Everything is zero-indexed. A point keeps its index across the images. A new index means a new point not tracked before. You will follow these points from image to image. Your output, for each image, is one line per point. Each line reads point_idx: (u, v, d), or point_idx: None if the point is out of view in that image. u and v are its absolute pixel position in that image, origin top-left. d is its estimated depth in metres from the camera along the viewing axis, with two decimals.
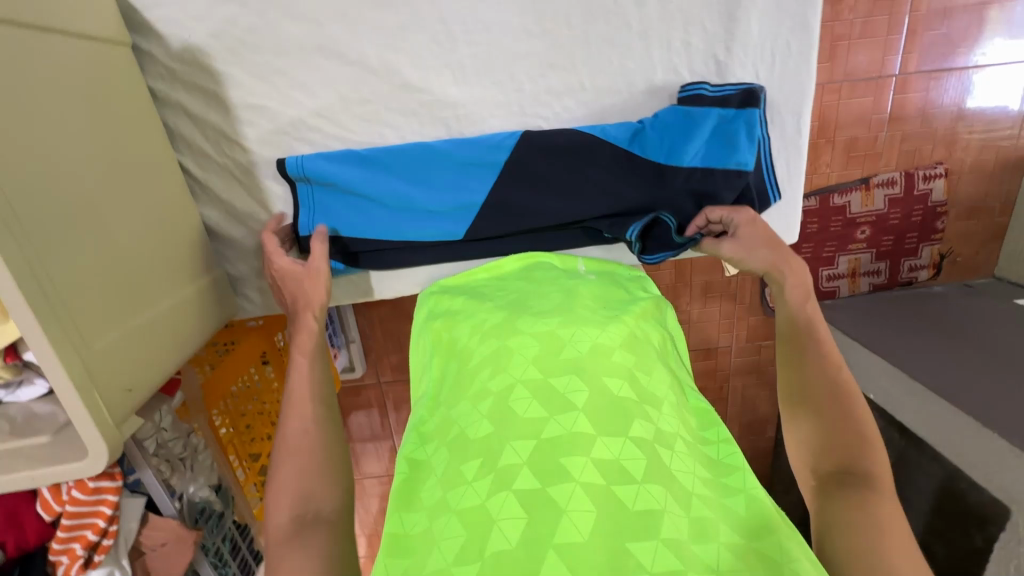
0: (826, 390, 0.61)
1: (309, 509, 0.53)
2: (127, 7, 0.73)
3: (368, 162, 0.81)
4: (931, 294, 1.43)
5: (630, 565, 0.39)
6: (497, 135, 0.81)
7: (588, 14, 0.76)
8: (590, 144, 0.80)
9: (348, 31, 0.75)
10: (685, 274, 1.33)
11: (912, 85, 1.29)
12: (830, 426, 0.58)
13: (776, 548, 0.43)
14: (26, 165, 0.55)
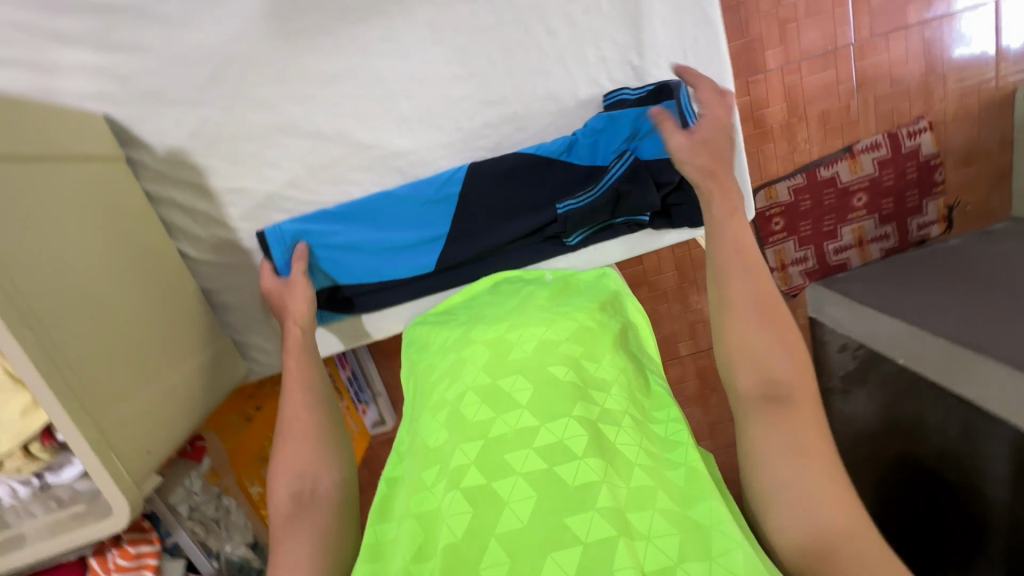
0: (755, 303, 0.61)
1: (307, 485, 0.61)
2: (118, 127, 0.86)
3: (339, 217, 0.90)
4: (949, 245, 1.48)
5: (567, 539, 0.43)
6: (447, 171, 0.90)
7: (508, 52, 0.85)
8: (532, 162, 0.89)
9: (303, 109, 0.86)
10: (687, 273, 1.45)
11: (869, 51, 1.42)
12: (760, 341, 0.59)
13: (706, 513, 0.47)
14: (41, 269, 0.65)
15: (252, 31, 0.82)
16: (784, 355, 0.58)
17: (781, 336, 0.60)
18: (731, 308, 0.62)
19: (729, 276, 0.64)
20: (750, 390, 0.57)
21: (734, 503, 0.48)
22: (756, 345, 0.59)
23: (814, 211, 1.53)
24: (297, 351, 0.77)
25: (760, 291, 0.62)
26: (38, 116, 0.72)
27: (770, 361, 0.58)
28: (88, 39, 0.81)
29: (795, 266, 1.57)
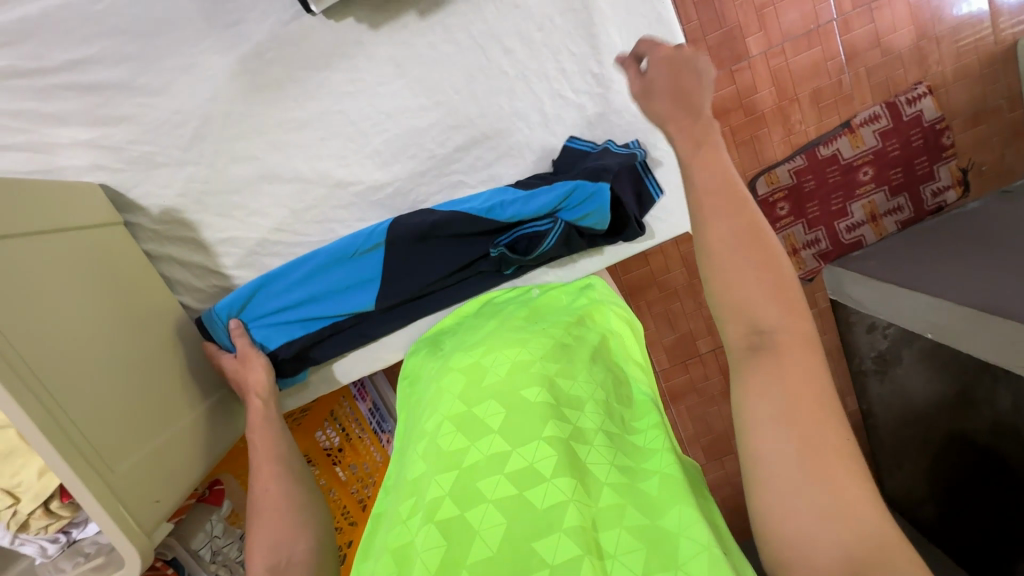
0: (741, 242, 0.51)
1: (282, 557, 0.61)
2: (115, 194, 0.91)
3: (274, 279, 0.91)
4: (967, 209, 1.41)
5: (533, 565, 0.44)
6: (373, 229, 0.90)
7: (469, 78, 0.87)
8: (455, 217, 0.88)
9: (282, 156, 0.90)
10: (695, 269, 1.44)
11: (854, 23, 1.39)
12: (745, 288, 0.50)
13: (675, 518, 0.46)
14: (51, 337, 0.69)
15: (226, 89, 0.86)
16: (774, 298, 0.49)
17: (771, 280, 0.50)
18: (710, 256, 0.52)
19: (707, 217, 0.53)
20: (737, 344, 0.50)
21: (697, 503, 0.47)
22: (743, 293, 0.50)
23: (819, 191, 1.50)
24: (259, 428, 0.79)
25: (747, 229, 0.52)
26: (40, 192, 0.76)
27: (756, 311, 0.49)
28: (81, 116, 0.87)
29: (808, 250, 1.54)
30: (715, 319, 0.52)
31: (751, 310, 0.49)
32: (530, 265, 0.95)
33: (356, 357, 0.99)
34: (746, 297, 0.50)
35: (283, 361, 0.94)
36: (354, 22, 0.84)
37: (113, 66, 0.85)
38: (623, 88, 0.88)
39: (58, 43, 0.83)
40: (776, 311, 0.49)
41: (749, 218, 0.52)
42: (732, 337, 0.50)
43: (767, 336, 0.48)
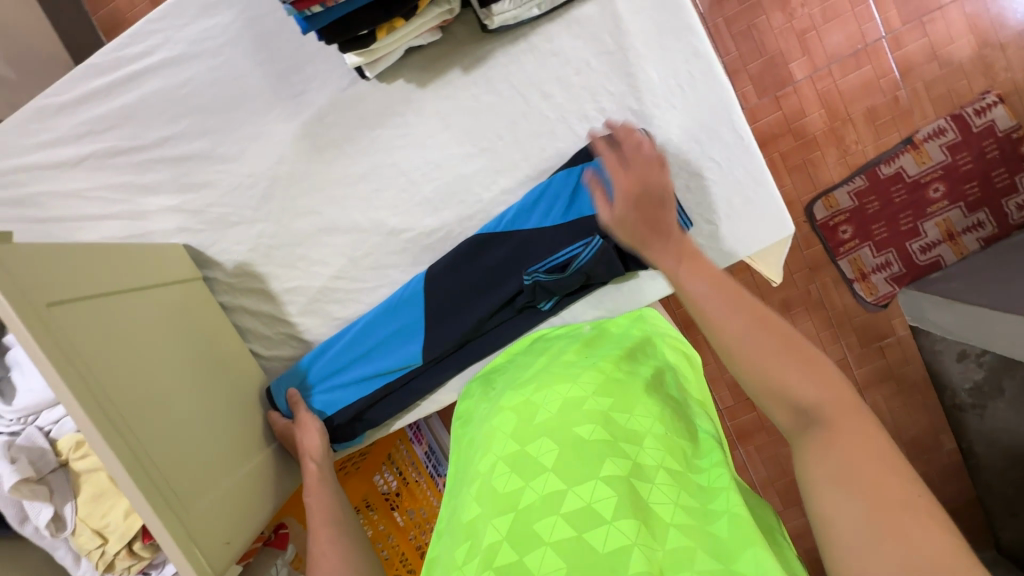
0: (753, 335, 0.51)
1: None
2: (196, 253, 1.00)
3: (330, 346, 0.98)
4: None
5: None
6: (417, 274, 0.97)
7: (512, 124, 0.91)
8: (489, 237, 0.93)
9: (341, 209, 0.96)
10: None
11: (906, 39, 1.35)
12: (770, 367, 0.50)
13: (750, 564, 0.43)
14: (138, 383, 0.75)
15: (291, 152, 0.94)
16: (809, 378, 0.48)
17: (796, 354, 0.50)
18: (728, 347, 0.53)
19: (710, 315, 0.54)
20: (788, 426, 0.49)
21: (771, 552, 0.44)
22: (771, 374, 0.49)
23: (884, 212, 1.42)
24: (321, 488, 0.81)
25: (754, 312, 0.53)
26: (130, 252, 0.85)
27: (790, 391, 0.48)
28: (169, 186, 0.98)
29: (878, 273, 1.44)
30: (756, 402, 0.52)
31: (785, 393, 0.49)
32: (567, 299, 0.94)
33: (400, 413, 1.01)
34: (778, 382, 0.49)
35: (342, 426, 0.99)
36: (404, 82, 0.90)
37: (196, 139, 0.95)
38: (665, 119, 0.88)
39: (152, 124, 0.95)
40: (811, 387, 0.48)
41: (752, 307, 0.53)
42: (781, 419, 0.50)
43: (814, 413, 0.47)
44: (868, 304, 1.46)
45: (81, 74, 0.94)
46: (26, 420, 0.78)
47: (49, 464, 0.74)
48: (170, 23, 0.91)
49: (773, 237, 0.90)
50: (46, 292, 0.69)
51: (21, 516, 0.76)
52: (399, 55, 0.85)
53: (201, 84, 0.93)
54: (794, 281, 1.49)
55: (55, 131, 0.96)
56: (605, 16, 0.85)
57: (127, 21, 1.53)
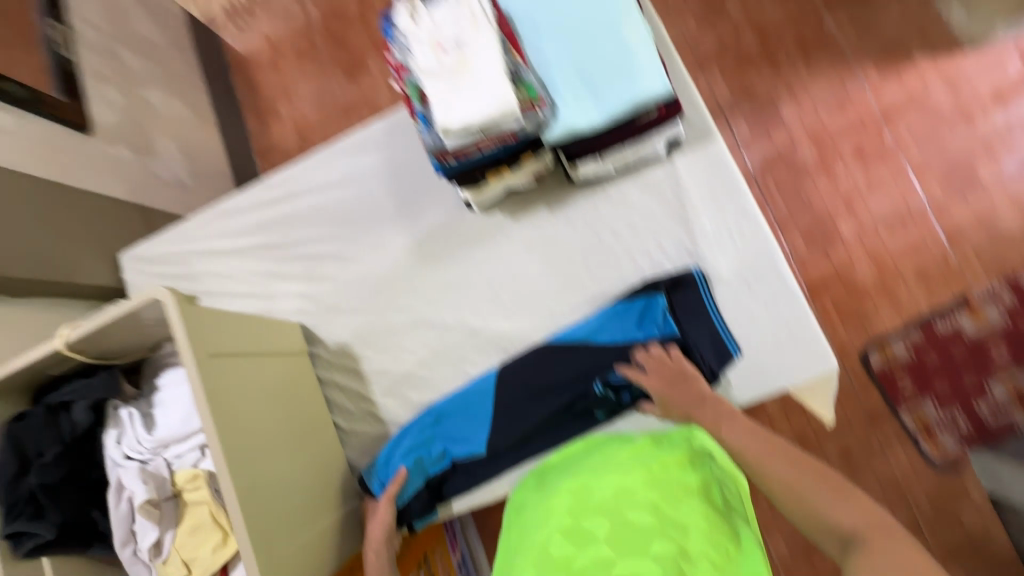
0: (788, 473, 0.71)
1: None
2: (308, 332, 1.19)
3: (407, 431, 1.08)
4: None
5: None
6: (488, 371, 1.10)
7: (585, 252, 1.09)
8: (555, 345, 1.05)
9: (434, 308, 1.14)
10: None
11: (949, 209, 1.49)
12: (810, 500, 0.67)
13: None
14: (253, 429, 0.89)
15: (402, 258, 1.17)
16: (844, 504, 0.65)
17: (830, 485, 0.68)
18: (772, 485, 0.71)
19: (756, 460, 0.75)
20: (834, 549, 0.64)
21: None
22: (814, 503, 0.67)
23: (945, 365, 1.44)
24: None
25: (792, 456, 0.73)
26: (261, 324, 1.04)
27: (832, 521, 0.65)
28: (300, 275, 1.21)
29: (944, 431, 1.43)
30: (811, 536, 0.67)
31: (828, 520, 0.65)
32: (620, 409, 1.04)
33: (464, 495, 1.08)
34: (821, 513, 0.66)
35: (420, 509, 1.06)
36: (500, 213, 1.13)
37: (331, 241, 1.20)
38: (716, 259, 1.03)
39: (300, 227, 1.22)
40: (846, 514, 0.64)
41: (785, 453, 0.74)
42: (828, 544, 0.65)
43: (850, 535, 0.63)
44: (935, 463, 1.42)
45: (258, 188, 1.24)
46: (157, 451, 0.91)
47: (166, 491, 0.87)
48: (331, 158, 1.21)
49: (817, 371, 0.98)
50: (210, 344, 0.88)
51: (125, 538, 0.87)
52: (500, 193, 1.08)
53: (344, 201, 1.20)
54: (851, 427, 1.46)
55: (228, 227, 1.25)
56: (668, 176, 1.06)
57: (276, 148, 1.94)
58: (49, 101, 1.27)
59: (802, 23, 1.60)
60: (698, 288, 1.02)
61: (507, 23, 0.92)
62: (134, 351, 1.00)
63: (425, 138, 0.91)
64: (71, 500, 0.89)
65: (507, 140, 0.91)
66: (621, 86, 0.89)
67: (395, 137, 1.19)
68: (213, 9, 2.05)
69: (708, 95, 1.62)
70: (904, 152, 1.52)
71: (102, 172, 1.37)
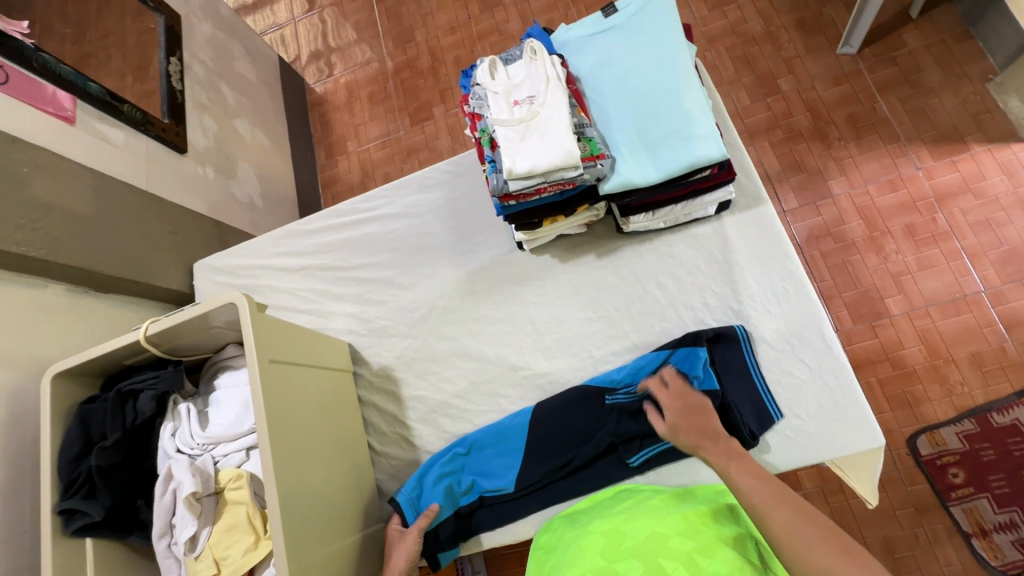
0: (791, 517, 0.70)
1: None
2: (354, 352, 1.25)
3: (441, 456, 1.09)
4: None
5: None
6: (523, 407, 1.11)
7: (629, 301, 1.12)
8: (593, 388, 1.06)
9: (476, 341, 1.19)
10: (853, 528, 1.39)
11: (1008, 295, 1.45)
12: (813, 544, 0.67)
13: None
14: (297, 437, 0.93)
15: (452, 290, 1.23)
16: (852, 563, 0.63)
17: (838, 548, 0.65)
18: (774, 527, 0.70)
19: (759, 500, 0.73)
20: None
21: None
22: (818, 560, 0.64)
23: (1002, 463, 1.35)
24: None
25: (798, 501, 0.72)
26: (316, 338, 1.10)
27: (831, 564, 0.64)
28: (355, 298, 1.28)
29: (1002, 533, 1.31)
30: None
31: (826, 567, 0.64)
32: (655, 461, 1.01)
33: (477, 536, 1.07)
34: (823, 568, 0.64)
35: (444, 539, 1.05)
36: (550, 257, 1.18)
37: (387, 269, 1.28)
38: (760, 320, 1.04)
39: (360, 253, 1.31)
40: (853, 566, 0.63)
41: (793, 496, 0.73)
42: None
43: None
44: (991, 568, 1.30)
45: (328, 213, 1.35)
46: (205, 448, 0.96)
47: (209, 487, 0.91)
48: (397, 192, 1.31)
49: (863, 446, 0.94)
50: (273, 351, 0.94)
51: (163, 530, 0.90)
52: (551, 237, 1.14)
53: (403, 232, 1.29)
54: (896, 517, 1.38)
55: (295, 247, 1.35)
56: (716, 234, 1.10)
57: (339, 181, 2.09)
58: (157, 123, 1.45)
59: (854, 103, 1.65)
60: (741, 345, 1.02)
61: (575, 85, 1.04)
62: (198, 352, 1.08)
63: (490, 181, 0.97)
64: (124, 485, 0.94)
65: (566, 187, 0.97)
66: (678, 148, 0.95)
67: (458, 178, 1.28)
68: (302, 55, 2.29)
69: (756, 164, 1.68)
70: (959, 236, 1.51)
71: (190, 188, 1.52)
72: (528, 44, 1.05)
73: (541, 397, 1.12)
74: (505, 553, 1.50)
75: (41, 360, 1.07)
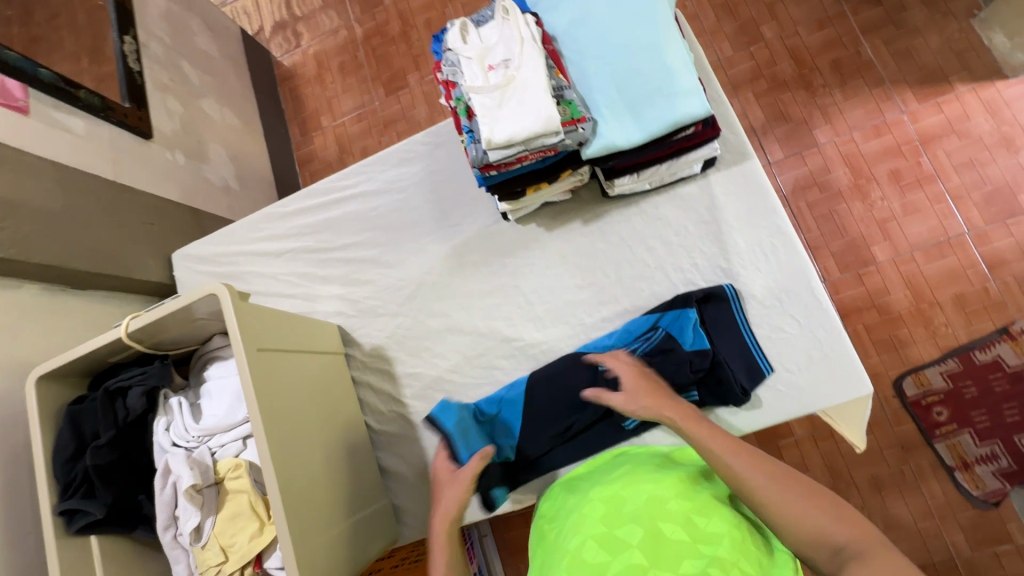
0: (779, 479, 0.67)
1: None
2: (345, 334, 1.24)
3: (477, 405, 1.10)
4: None
5: None
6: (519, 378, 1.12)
7: (618, 266, 1.11)
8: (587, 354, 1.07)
9: (466, 315, 1.18)
10: (844, 473, 1.44)
11: (992, 236, 1.46)
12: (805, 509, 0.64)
13: None
14: (292, 424, 0.92)
15: (439, 266, 1.21)
16: (838, 518, 0.62)
17: (822, 501, 0.65)
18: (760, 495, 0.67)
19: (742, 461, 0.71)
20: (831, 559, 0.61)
21: None
22: (810, 519, 0.63)
23: (984, 399, 1.40)
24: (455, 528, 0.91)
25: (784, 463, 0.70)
26: (305, 323, 1.09)
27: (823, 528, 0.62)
28: (340, 279, 1.26)
29: (983, 465, 1.37)
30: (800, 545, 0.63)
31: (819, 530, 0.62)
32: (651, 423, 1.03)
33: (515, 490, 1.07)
34: (809, 523, 0.63)
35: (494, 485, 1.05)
36: (536, 226, 1.16)
37: (371, 248, 1.25)
38: (749, 277, 1.04)
39: (343, 233, 1.28)
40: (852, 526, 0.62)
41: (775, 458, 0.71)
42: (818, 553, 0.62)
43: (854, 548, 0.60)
44: (975, 499, 1.36)
45: (306, 194, 1.31)
46: (202, 439, 0.95)
47: (208, 478, 0.91)
48: (376, 168, 1.27)
49: (852, 394, 0.96)
50: (261, 339, 0.92)
51: (167, 522, 0.91)
52: (535, 206, 1.12)
53: (385, 209, 1.25)
54: (883, 456, 1.43)
55: (275, 230, 1.32)
56: (703, 192, 1.08)
57: (316, 158, 2.03)
58: (118, 108, 1.38)
59: (839, 48, 1.61)
60: (730, 304, 1.03)
61: (552, 45, 0.99)
62: (185, 344, 1.06)
63: (469, 151, 0.94)
64: (123, 482, 0.94)
65: (547, 154, 0.94)
66: (661, 106, 0.92)
67: (437, 150, 1.25)
68: (265, 26, 2.18)
69: (741, 117, 1.64)
70: (943, 179, 1.50)
71: (160, 176, 1.46)
72: (500, 3, 1.00)
73: (535, 367, 1.12)
74: (510, 517, 1.54)
75: (24, 363, 1.05)
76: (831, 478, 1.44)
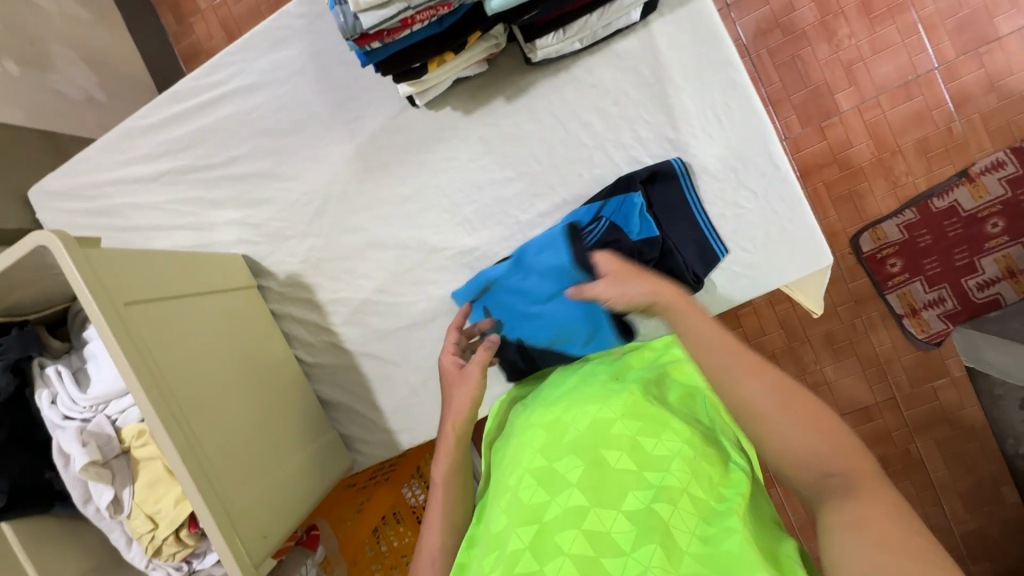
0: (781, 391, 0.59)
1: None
2: (252, 263, 1.08)
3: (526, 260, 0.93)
4: None
5: None
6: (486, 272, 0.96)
7: (551, 149, 0.95)
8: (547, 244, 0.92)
9: (386, 228, 1.02)
10: (799, 333, 1.45)
11: (961, 70, 1.31)
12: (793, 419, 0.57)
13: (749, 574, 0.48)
14: (196, 381, 0.81)
15: (345, 172, 1.02)
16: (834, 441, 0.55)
17: (818, 419, 0.57)
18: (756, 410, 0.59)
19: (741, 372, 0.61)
20: (812, 473, 0.55)
21: None
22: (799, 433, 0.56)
23: (936, 246, 1.36)
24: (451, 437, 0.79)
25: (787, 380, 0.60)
26: (198, 258, 0.92)
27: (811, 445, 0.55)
28: (232, 201, 1.07)
29: (930, 310, 1.38)
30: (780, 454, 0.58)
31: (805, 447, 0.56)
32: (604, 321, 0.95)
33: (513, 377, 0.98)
34: (797, 438, 0.56)
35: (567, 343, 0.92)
36: (450, 110, 0.96)
37: (262, 158, 1.04)
38: (699, 147, 0.90)
39: (224, 144, 1.05)
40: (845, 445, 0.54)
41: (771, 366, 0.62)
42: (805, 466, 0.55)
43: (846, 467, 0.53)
44: (918, 342, 1.39)
45: (167, 99, 1.05)
46: (97, 408, 0.84)
47: (113, 449, 0.81)
48: (246, 55, 1.01)
49: (809, 266, 0.89)
50: (127, 292, 0.76)
51: (85, 497, 0.83)
52: (446, 85, 0.91)
53: (268, 109, 1.02)
54: (837, 314, 1.43)
55: (141, 149, 1.08)
56: (643, 47, 0.89)
57: (204, 52, 1.64)
58: None
59: None
60: (679, 181, 0.90)
61: None
62: (50, 304, 0.90)
63: (335, 20, 0.73)
64: (17, 462, 0.84)
65: (439, 10, 0.74)
66: None
67: (317, 23, 0.97)
68: None
69: None
70: (917, 6, 1.32)
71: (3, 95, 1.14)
72: None
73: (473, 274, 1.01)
74: None
75: None
76: (787, 341, 1.45)
